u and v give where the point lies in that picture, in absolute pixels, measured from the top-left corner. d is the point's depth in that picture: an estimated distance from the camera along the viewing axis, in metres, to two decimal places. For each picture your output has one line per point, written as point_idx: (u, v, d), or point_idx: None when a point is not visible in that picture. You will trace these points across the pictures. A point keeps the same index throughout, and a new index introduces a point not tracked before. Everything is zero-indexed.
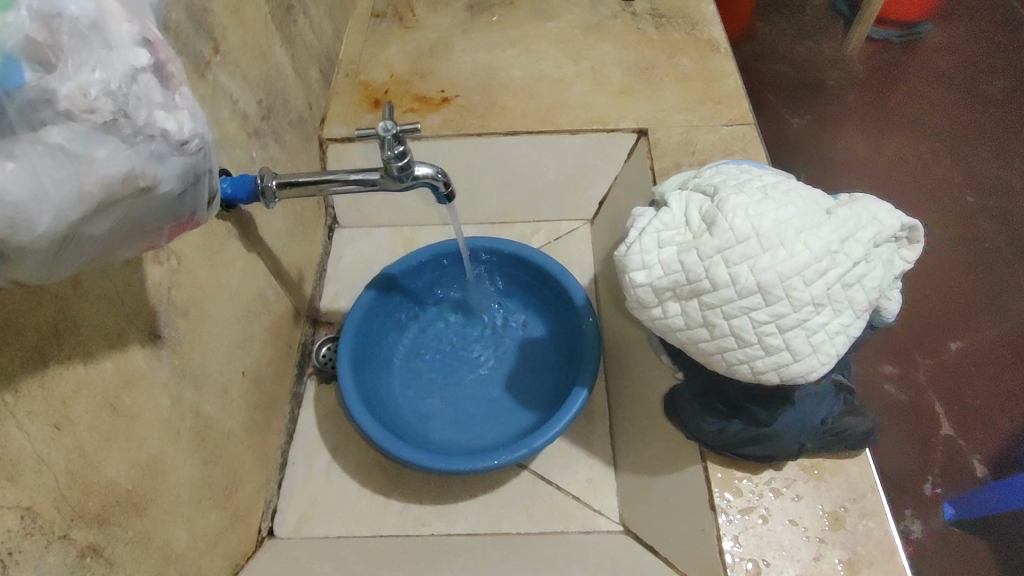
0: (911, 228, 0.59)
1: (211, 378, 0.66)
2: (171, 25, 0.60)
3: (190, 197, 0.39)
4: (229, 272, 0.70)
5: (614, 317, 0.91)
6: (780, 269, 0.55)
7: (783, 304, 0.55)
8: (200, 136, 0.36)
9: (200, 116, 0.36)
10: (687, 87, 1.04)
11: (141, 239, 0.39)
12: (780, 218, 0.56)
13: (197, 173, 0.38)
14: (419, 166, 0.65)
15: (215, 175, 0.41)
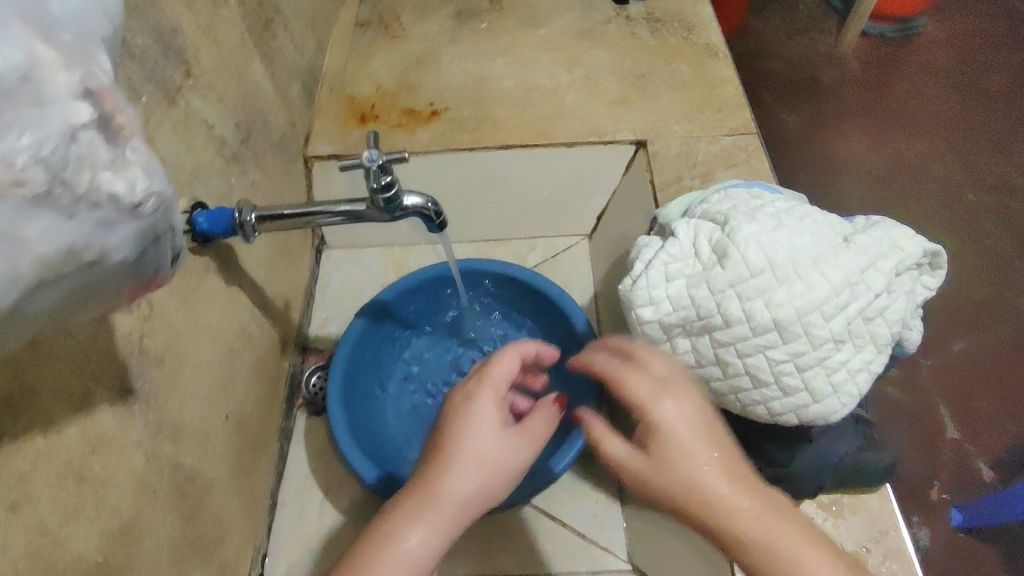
0: (933, 253, 0.56)
1: (191, 427, 0.62)
2: (137, 52, 0.56)
3: (152, 257, 0.35)
4: (209, 311, 0.66)
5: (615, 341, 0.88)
6: (798, 303, 0.51)
7: (801, 342, 0.52)
8: (155, 194, 0.32)
9: (157, 170, 0.32)
10: (685, 94, 1.00)
11: (101, 304, 0.35)
12: (795, 248, 0.53)
13: (158, 232, 0.34)
14: (408, 196, 0.61)
15: (178, 228, 0.37)
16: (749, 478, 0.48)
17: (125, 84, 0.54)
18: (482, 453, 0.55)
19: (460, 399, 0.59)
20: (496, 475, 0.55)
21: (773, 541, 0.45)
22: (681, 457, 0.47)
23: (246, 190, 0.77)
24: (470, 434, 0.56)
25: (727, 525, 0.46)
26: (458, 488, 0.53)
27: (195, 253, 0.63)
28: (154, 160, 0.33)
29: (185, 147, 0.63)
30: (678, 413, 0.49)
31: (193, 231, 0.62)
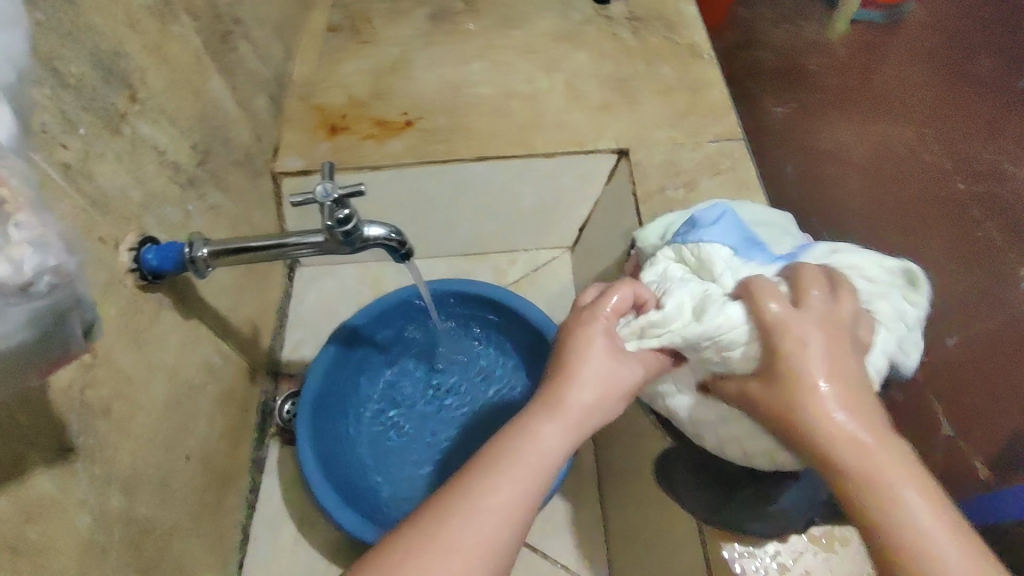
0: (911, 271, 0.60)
1: (147, 475, 0.58)
2: (71, 81, 0.52)
3: (59, 334, 0.31)
4: (165, 350, 0.62)
5: None
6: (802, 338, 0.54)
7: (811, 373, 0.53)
8: (54, 272, 0.28)
9: (57, 244, 0.29)
10: (669, 98, 0.97)
11: (4, 384, 0.32)
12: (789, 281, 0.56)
13: (63, 308, 0.30)
14: (369, 226, 0.58)
15: (92, 302, 0.33)
16: (875, 417, 0.47)
17: (56, 116, 0.50)
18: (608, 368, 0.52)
19: (583, 321, 0.54)
20: (614, 393, 0.52)
21: (875, 462, 0.44)
22: (797, 382, 0.48)
23: (206, 215, 0.73)
24: (591, 353, 0.52)
25: (846, 456, 0.45)
26: (582, 402, 0.50)
27: (146, 292, 0.60)
28: (52, 232, 0.29)
29: (131, 178, 0.59)
30: (817, 346, 0.49)
31: (141, 268, 0.58)
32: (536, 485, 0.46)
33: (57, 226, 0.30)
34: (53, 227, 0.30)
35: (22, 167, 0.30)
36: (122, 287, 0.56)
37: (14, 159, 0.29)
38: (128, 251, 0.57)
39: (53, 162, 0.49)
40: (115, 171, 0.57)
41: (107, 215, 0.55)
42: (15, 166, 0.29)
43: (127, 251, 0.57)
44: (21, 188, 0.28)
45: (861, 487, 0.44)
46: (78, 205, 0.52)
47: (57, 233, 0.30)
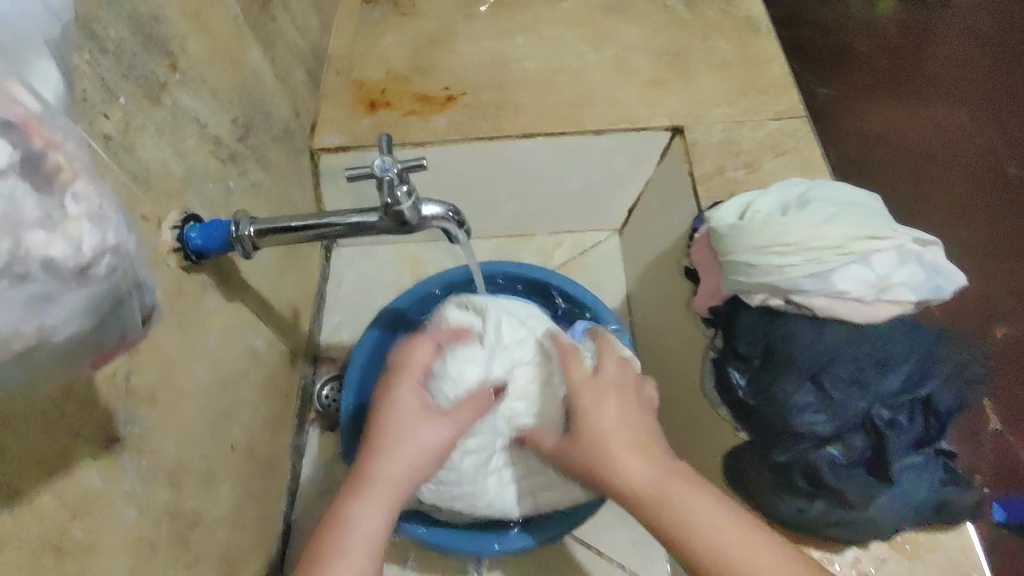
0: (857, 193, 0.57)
1: (192, 465, 0.56)
2: (111, 45, 0.48)
3: (115, 322, 0.28)
4: (209, 334, 0.59)
5: (656, 354, 0.82)
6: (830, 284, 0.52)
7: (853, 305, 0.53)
8: (113, 251, 0.25)
9: (115, 218, 0.25)
10: (726, 74, 0.91)
11: (58, 377, 0.29)
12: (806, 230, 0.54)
13: (120, 292, 0.27)
14: (426, 205, 0.53)
15: (150, 284, 0.30)
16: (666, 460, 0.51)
17: (97, 84, 0.46)
18: (410, 429, 0.54)
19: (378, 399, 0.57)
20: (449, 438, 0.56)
21: (672, 514, 0.48)
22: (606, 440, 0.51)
23: (247, 192, 0.70)
24: (398, 420, 0.54)
25: (669, 508, 0.48)
26: (394, 471, 0.51)
27: (189, 273, 0.56)
28: (110, 205, 0.26)
29: (173, 152, 0.55)
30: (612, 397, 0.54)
31: (184, 248, 0.54)
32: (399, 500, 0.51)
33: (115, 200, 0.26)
34: (111, 200, 0.26)
35: (73, 129, 0.26)
36: (166, 267, 0.53)
37: (66, 121, 0.25)
38: (171, 229, 0.54)
39: (94, 133, 0.46)
40: (157, 144, 0.53)
41: (150, 191, 0.52)
42: (68, 128, 0.25)
43: (171, 229, 0.54)
44: (77, 154, 0.24)
45: (692, 540, 0.47)
46: (120, 179, 0.48)
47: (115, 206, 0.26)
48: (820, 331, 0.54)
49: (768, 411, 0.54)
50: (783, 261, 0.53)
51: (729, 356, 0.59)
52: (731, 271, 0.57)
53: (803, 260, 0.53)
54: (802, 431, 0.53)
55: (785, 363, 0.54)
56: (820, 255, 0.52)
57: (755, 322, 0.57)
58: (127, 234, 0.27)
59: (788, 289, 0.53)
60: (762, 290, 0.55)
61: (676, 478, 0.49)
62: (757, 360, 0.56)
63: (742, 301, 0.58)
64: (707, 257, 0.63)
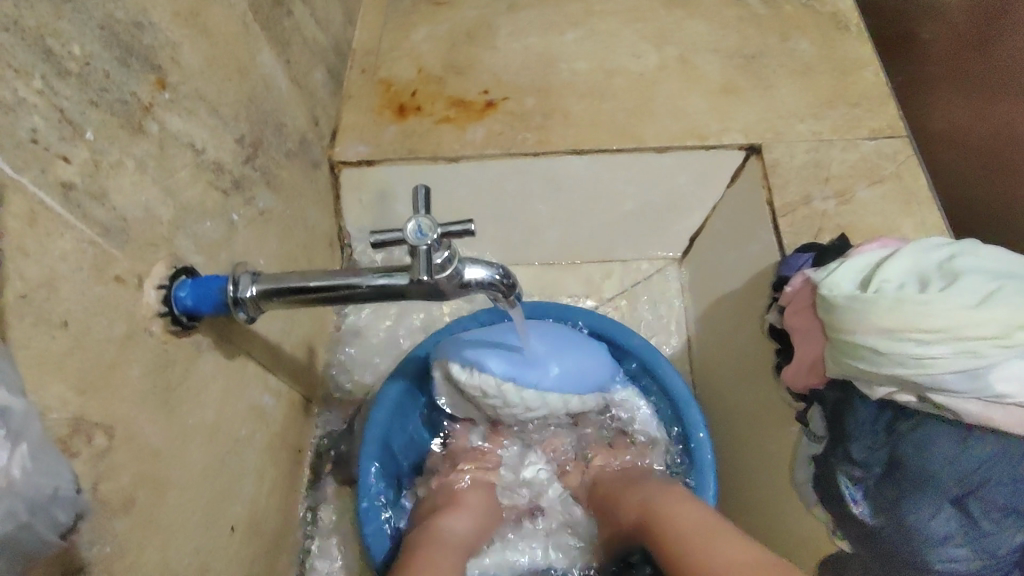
0: (1010, 260, 0.45)
1: (181, 568, 0.46)
2: (75, 66, 0.38)
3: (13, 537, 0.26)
4: (202, 405, 0.49)
5: (730, 413, 0.71)
6: (985, 384, 0.41)
7: (1015, 413, 0.41)
8: None
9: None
10: (812, 82, 0.78)
11: None
12: (952, 315, 0.42)
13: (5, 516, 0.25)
14: (469, 267, 0.43)
15: None
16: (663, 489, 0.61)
17: (52, 118, 0.36)
18: (476, 500, 0.66)
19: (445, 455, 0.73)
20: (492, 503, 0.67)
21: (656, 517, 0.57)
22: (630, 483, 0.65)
23: (254, 223, 0.59)
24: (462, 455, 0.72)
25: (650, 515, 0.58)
26: (466, 526, 0.62)
27: (180, 337, 0.46)
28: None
29: (160, 190, 0.45)
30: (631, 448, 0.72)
31: (173, 310, 0.45)
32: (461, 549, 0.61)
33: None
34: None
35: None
36: (150, 336, 0.43)
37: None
38: (158, 289, 0.44)
39: (49, 181, 0.36)
40: (138, 184, 0.43)
41: (127, 244, 0.42)
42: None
43: (155, 288, 0.44)
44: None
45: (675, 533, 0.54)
46: (86, 236, 0.38)
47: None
48: (966, 445, 0.42)
49: (893, 537, 0.44)
50: (923, 351, 0.42)
51: (839, 457, 0.48)
52: (847, 352, 0.46)
53: (950, 352, 0.41)
54: (936, 567, 0.42)
55: (918, 482, 0.43)
56: (973, 346, 0.41)
57: (874, 420, 0.46)
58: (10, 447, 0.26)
59: (927, 386, 0.42)
60: (889, 382, 0.44)
61: (677, 502, 0.58)
62: (878, 470, 0.45)
63: (858, 390, 0.47)
64: (808, 320, 0.51)
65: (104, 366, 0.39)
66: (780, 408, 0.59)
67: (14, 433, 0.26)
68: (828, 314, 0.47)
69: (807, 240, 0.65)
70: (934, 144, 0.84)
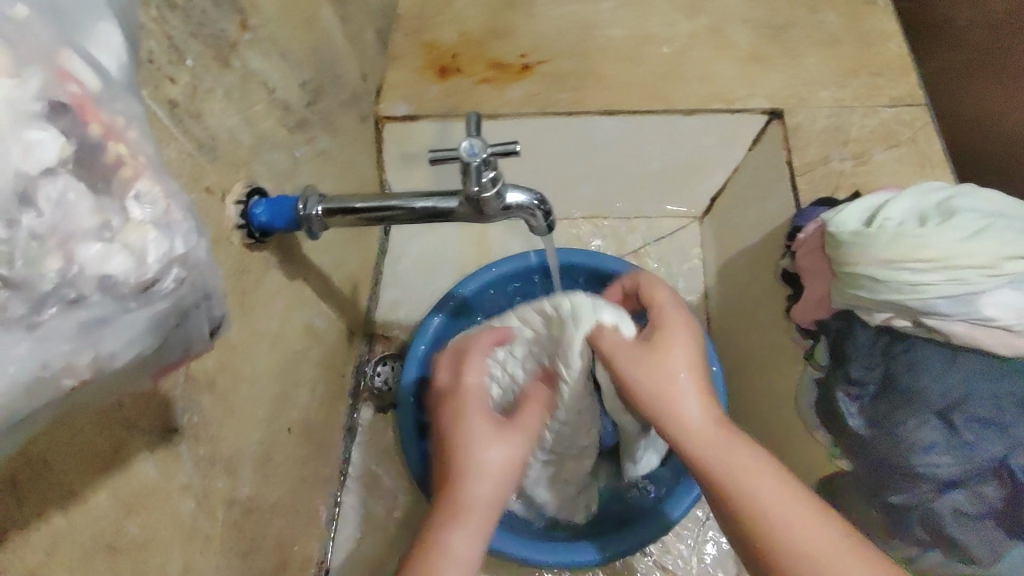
0: (1003, 201, 0.50)
1: (248, 452, 0.53)
2: (180, 1, 0.44)
3: (184, 336, 0.25)
4: (268, 314, 0.56)
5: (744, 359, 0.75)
6: (972, 308, 0.45)
7: (998, 335, 0.45)
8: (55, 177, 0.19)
9: (187, 225, 0.22)
10: (838, 51, 0.81)
11: (161, 346, 0.24)
12: (944, 246, 0.46)
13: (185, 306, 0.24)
14: (511, 191, 0.48)
15: (191, 231, 0.22)
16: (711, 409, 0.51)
17: (164, 43, 0.42)
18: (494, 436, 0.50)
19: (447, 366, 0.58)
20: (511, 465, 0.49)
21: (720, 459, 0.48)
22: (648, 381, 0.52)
23: (314, 161, 0.66)
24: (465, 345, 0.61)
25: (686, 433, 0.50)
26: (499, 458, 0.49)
27: (253, 250, 0.53)
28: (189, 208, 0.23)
29: (241, 119, 0.51)
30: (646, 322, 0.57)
31: (249, 224, 0.51)
32: (497, 494, 0.49)
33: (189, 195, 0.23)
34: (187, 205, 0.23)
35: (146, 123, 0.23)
36: (230, 245, 0.50)
37: (132, 103, 0.23)
38: (237, 204, 0.50)
39: (159, 99, 0.42)
40: (225, 110, 0.49)
41: (216, 160, 0.48)
42: (142, 125, 0.22)
43: (235, 204, 0.50)
44: (140, 149, 0.21)
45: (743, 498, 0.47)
46: (185, 150, 0.44)
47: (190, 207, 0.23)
48: (952, 361, 0.46)
49: (883, 446, 0.48)
50: (919, 279, 0.46)
51: (837, 378, 0.53)
52: (849, 283, 0.50)
53: (943, 278, 0.46)
54: (920, 474, 0.46)
55: (908, 398, 0.47)
56: (962, 275, 0.45)
57: (872, 344, 0.50)
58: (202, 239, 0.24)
59: (920, 311, 0.47)
60: (886, 309, 0.48)
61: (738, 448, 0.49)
62: (873, 388, 0.50)
63: (858, 318, 0.51)
64: (818, 261, 0.56)
65: None
66: (789, 346, 0.63)
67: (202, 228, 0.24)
68: (835, 248, 0.51)
69: (823, 195, 0.69)
70: (965, 127, 0.89)
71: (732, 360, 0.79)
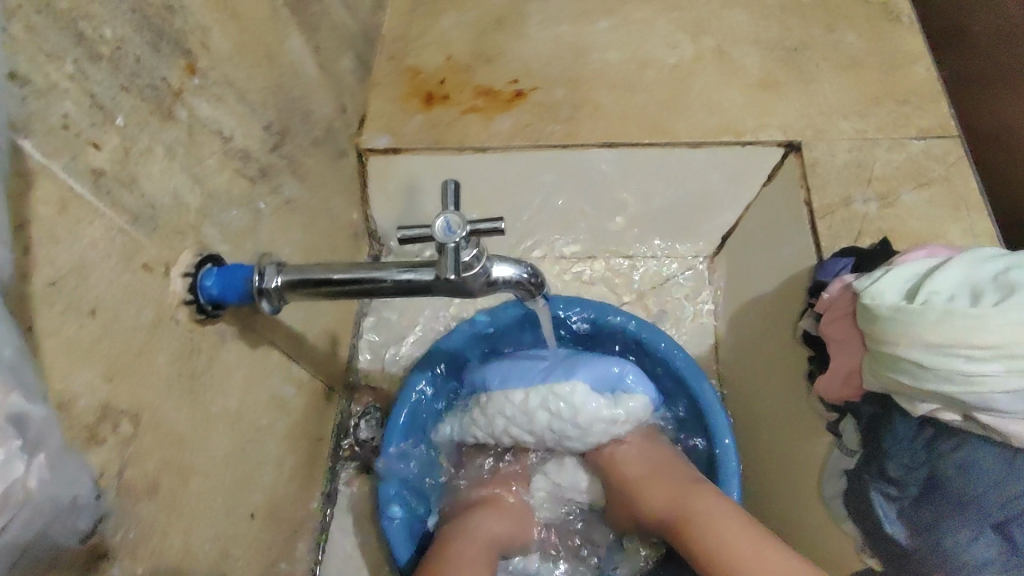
0: None
1: (200, 555, 0.46)
2: (106, 49, 0.37)
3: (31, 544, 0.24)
4: (224, 393, 0.49)
5: (760, 419, 0.69)
6: None
7: None
8: None
9: None
10: (857, 77, 0.75)
11: None
12: (1006, 331, 0.39)
13: (16, 539, 0.22)
14: (497, 265, 0.42)
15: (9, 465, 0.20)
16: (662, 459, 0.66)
17: (83, 104, 0.35)
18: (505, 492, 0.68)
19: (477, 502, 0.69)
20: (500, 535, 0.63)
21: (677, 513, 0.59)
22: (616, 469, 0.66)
23: (279, 211, 0.59)
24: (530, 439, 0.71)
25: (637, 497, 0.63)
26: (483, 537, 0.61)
27: (205, 326, 0.46)
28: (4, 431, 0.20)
29: (188, 177, 0.45)
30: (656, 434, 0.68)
31: (199, 299, 0.45)
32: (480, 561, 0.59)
33: (16, 407, 0.21)
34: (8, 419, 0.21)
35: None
36: (175, 324, 0.43)
37: None
38: (183, 277, 0.44)
39: (79, 167, 0.35)
40: (167, 170, 0.42)
41: (156, 231, 0.41)
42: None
43: (181, 277, 0.44)
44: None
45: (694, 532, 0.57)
46: (115, 224, 0.38)
47: (13, 422, 0.21)
48: (1012, 469, 0.40)
49: (929, 559, 0.43)
50: (973, 370, 0.40)
51: (873, 474, 0.47)
52: (889, 365, 0.44)
53: (1004, 371, 0.39)
54: None
55: (961, 505, 0.42)
56: None
57: (913, 438, 0.44)
58: (29, 456, 0.22)
59: (974, 405, 0.40)
60: (933, 399, 0.42)
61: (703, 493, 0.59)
62: (916, 489, 0.44)
63: (898, 406, 0.45)
64: (845, 330, 0.49)
65: (131, 354, 0.39)
66: (810, 418, 0.57)
67: (37, 439, 0.22)
68: (871, 325, 0.45)
69: (844, 245, 0.62)
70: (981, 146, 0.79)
71: (744, 419, 0.73)
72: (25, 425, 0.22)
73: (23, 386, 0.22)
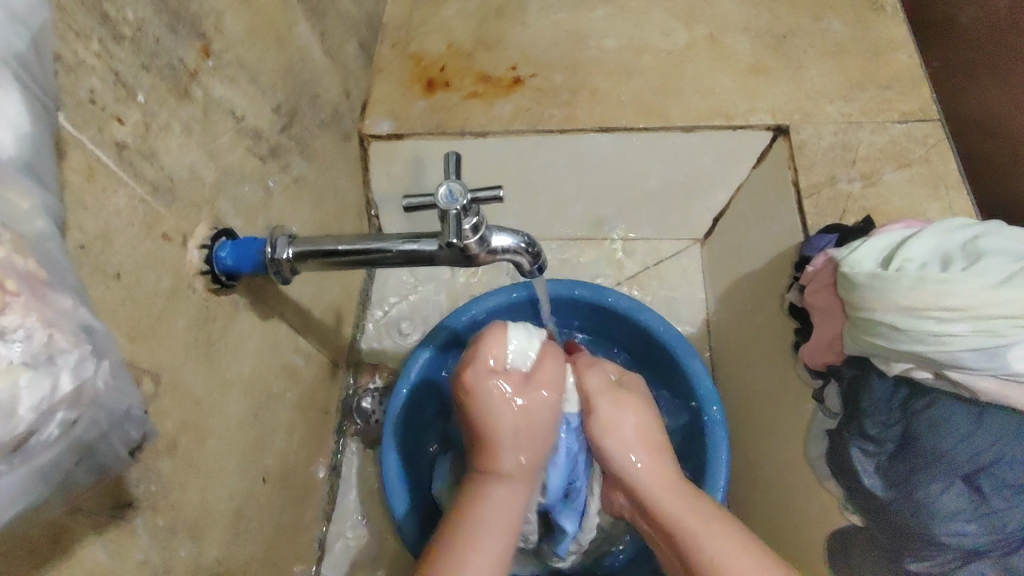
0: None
1: (215, 513, 0.49)
2: (128, 30, 0.39)
3: (93, 450, 0.26)
4: (238, 360, 0.52)
5: (749, 392, 0.72)
6: (1006, 359, 0.41)
7: None
8: None
9: (75, 356, 0.23)
10: (844, 62, 0.77)
11: (52, 482, 0.24)
12: (973, 293, 0.42)
13: (83, 438, 0.25)
14: (496, 234, 0.45)
15: (81, 361, 0.23)
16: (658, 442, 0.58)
17: (108, 80, 0.38)
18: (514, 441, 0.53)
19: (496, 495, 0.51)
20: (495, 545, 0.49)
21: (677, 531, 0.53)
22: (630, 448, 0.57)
23: (289, 190, 0.62)
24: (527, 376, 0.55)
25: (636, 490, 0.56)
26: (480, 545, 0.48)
27: (220, 295, 0.49)
28: (78, 335, 0.23)
29: (203, 153, 0.47)
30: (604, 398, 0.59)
31: (214, 269, 0.47)
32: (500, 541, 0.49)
33: (81, 316, 0.24)
34: (76, 327, 0.24)
35: (35, 233, 0.24)
36: (192, 293, 0.46)
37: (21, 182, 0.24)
38: (199, 248, 0.46)
39: (105, 139, 0.38)
40: (184, 146, 0.45)
41: (174, 204, 0.44)
42: (29, 242, 0.23)
43: (198, 248, 0.46)
44: (16, 277, 0.22)
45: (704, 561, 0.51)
46: (137, 195, 0.40)
47: (81, 327, 0.24)
48: (982, 422, 0.43)
49: (903, 509, 0.46)
50: (942, 329, 0.42)
51: (853, 432, 0.50)
52: (865, 330, 0.46)
53: (971, 330, 0.42)
54: (946, 542, 0.44)
55: (931, 459, 0.44)
56: (992, 324, 0.42)
57: (890, 398, 0.47)
58: (96, 361, 0.24)
59: (944, 363, 0.43)
60: (906, 359, 0.45)
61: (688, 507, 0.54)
62: (891, 445, 0.47)
63: (876, 366, 0.47)
64: (828, 299, 0.52)
65: (152, 317, 0.41)
66: (796, 384, 0.60)
67: (100, 348, 0.25)
68: (849, 292, 0.48)
69: (829, 222, 0.65)
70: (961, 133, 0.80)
71: (735, 392, 0.76)
72: (91, 334, 0.24)
73: (84, 305, 0.25)
